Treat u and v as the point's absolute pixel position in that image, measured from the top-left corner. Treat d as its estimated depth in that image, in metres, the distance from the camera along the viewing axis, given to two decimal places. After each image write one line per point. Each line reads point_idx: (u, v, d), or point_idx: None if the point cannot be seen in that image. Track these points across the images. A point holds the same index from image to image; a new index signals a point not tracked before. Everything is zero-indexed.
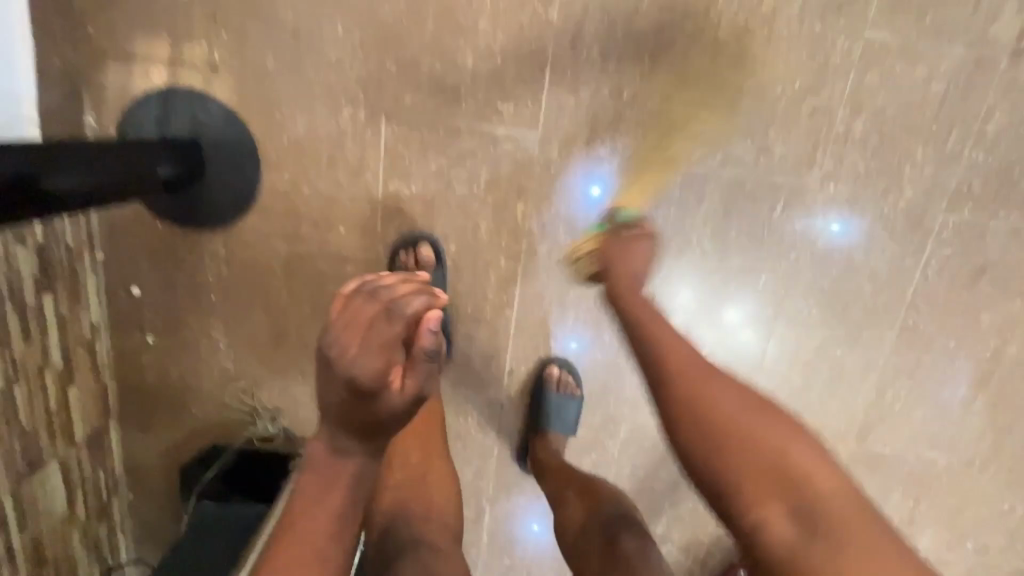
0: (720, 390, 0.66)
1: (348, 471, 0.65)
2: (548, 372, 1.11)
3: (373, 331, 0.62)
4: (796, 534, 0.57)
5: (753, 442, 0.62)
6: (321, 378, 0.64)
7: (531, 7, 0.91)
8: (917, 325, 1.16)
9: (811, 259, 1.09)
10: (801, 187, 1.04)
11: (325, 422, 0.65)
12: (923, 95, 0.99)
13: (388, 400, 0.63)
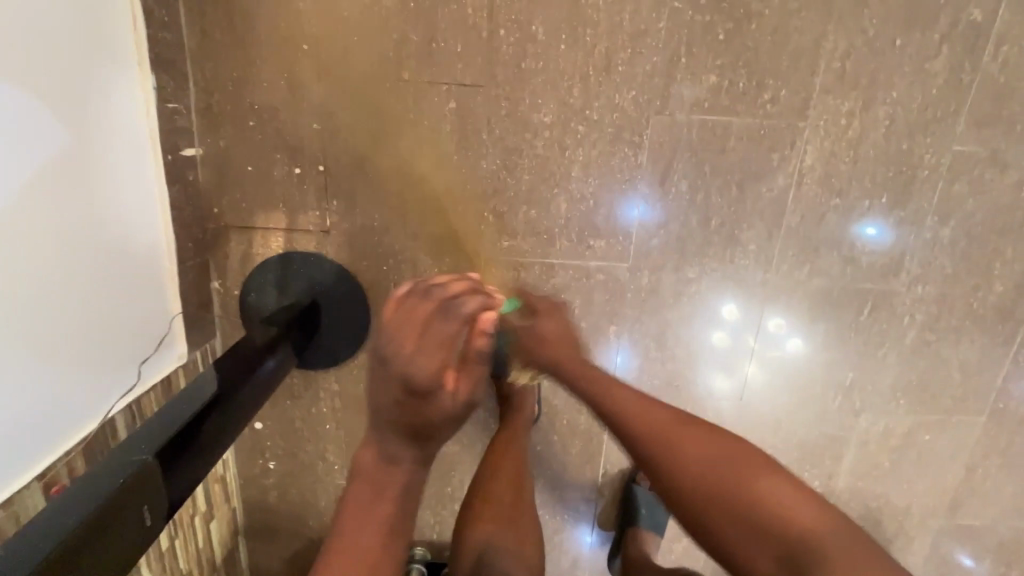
0: (689, 442, 0.71)
1: (400, 479, 0.62)
2: (639, 474, 1.17)
3: (429, 339, 0.57)
4: (787, 572, 0.60)
5: (724, 491, 0.65)
6: (371, 376, 0.60)
7: (621, 153, 0.94)
8: (1007, 407, 1.16)
9: (899, 356, 1.10)
10: (889, 291, 1.05)
11: (377, 422, 0.61)
12: (1013, 198, 1.00)
13: (440, 405, 0.59)
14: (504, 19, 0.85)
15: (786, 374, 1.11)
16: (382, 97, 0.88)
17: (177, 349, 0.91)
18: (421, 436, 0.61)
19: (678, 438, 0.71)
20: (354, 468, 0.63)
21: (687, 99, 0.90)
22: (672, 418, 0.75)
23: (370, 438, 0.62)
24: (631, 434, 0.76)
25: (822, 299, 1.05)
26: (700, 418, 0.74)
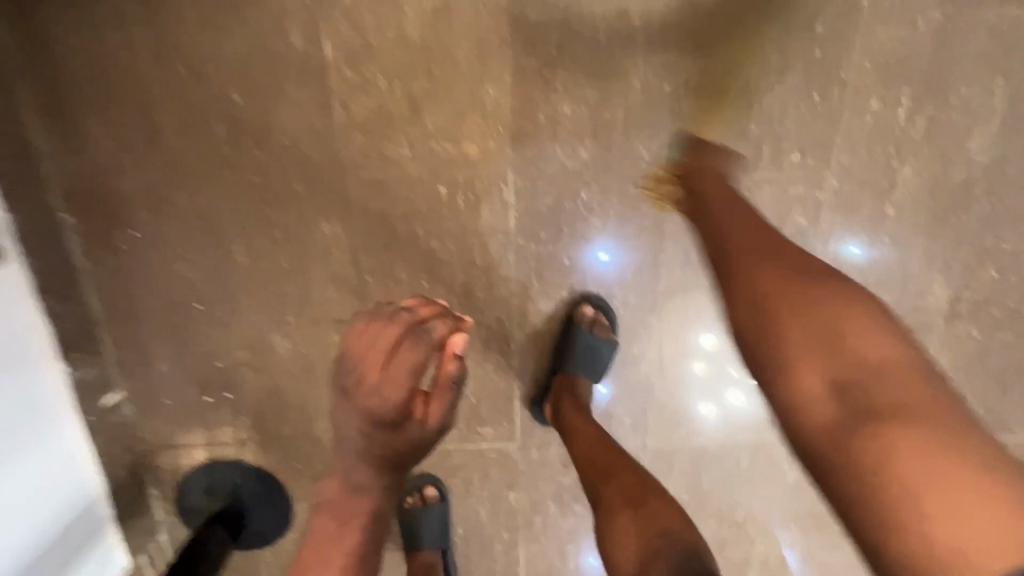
0: (761, 278, 0.64)
1: (372, 498, 0.70)
2: (580, 311, 0.99)
3: (394, 369, 0.64)
4: (847, 412, 0.53)
5: (830, 326, 0.57)
6: (338, 406, 0.66)
7: (493, 358, 1.04)
8: None
9: (783, 495, 1.18)
10: (762, 444, 1.14)
11: (346, 453, 0.68)
12: None
13: (408, 433, 0.66)
14: (369, 267, 0.96)
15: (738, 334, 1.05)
16: (273, 336, 1.00)
17: (119, 562, 1.05)
18: (391, 459, 0.67)
19: (789, 318, 0.59)
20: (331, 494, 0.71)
21: (545, 311, 1.00)
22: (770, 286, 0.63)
23: (339, 472, 0.70)
24: (719, 244, 0.71)
25: (699, 458, 1.15)
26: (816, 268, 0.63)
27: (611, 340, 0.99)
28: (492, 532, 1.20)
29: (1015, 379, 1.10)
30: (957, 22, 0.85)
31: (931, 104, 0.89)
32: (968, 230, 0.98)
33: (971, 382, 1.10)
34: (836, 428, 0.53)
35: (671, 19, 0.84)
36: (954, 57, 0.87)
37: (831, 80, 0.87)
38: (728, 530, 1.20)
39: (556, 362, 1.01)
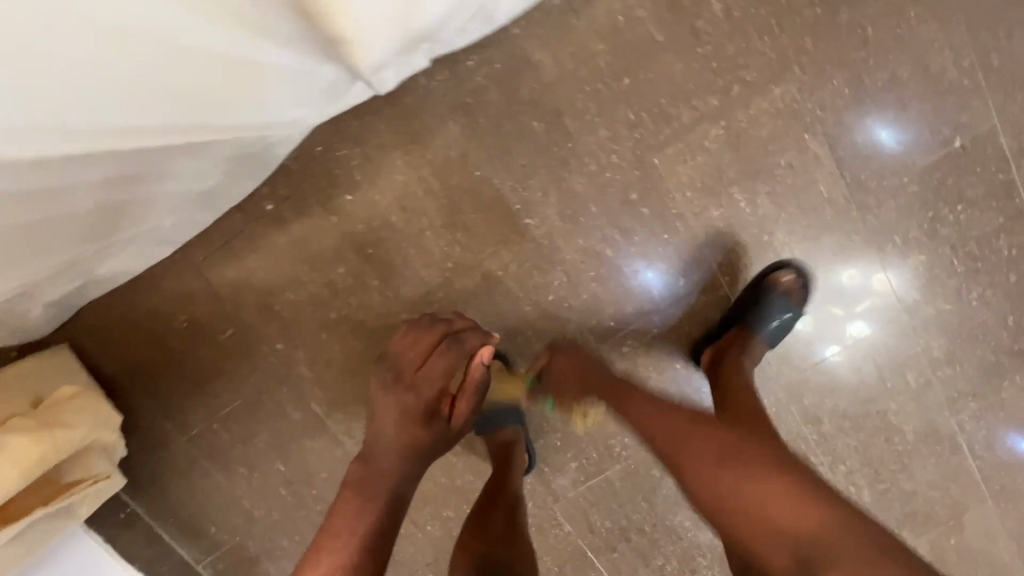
0: (723, 466, 0.75)
1: (385, 482, 0.87)
2: (778, 275, 1.02)
3: (429, 371, 0.93)
4: (738, 508, 0.73)
5: (773, 524, 0.70)
6: (381, 404, 0.93)
7: (552, 532, 1.21)
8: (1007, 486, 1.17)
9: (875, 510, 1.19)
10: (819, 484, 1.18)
11: (382, 445, 0.90)
12: (861, 377, 1.12)
13: (425, 431, 0.90)
14: (424, 518, 1.18)
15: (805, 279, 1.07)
16: None
17: None
18: (415, 444, 0.89)
19: (722, 469, 0.75)
20: (363, 480, 0.88)
21: (567, 481, 1.17)
22: (719, 438, 0.79)
23: (370, 448, 0.91)
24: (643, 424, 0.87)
25: None
26: (745, 454, 0.76)
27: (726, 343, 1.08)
28: None
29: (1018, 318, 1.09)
30: (738, 125, 0.97)
31: (760, 185, 1.00)
32: (869, 243, 1.04)
33: (976, 343, 1.10)
34: (710, 504, 0.75)
35: (524, 256, 1.03)
36: (754, 146, 0.98)
37: (668, 219, 1.01)
38: None
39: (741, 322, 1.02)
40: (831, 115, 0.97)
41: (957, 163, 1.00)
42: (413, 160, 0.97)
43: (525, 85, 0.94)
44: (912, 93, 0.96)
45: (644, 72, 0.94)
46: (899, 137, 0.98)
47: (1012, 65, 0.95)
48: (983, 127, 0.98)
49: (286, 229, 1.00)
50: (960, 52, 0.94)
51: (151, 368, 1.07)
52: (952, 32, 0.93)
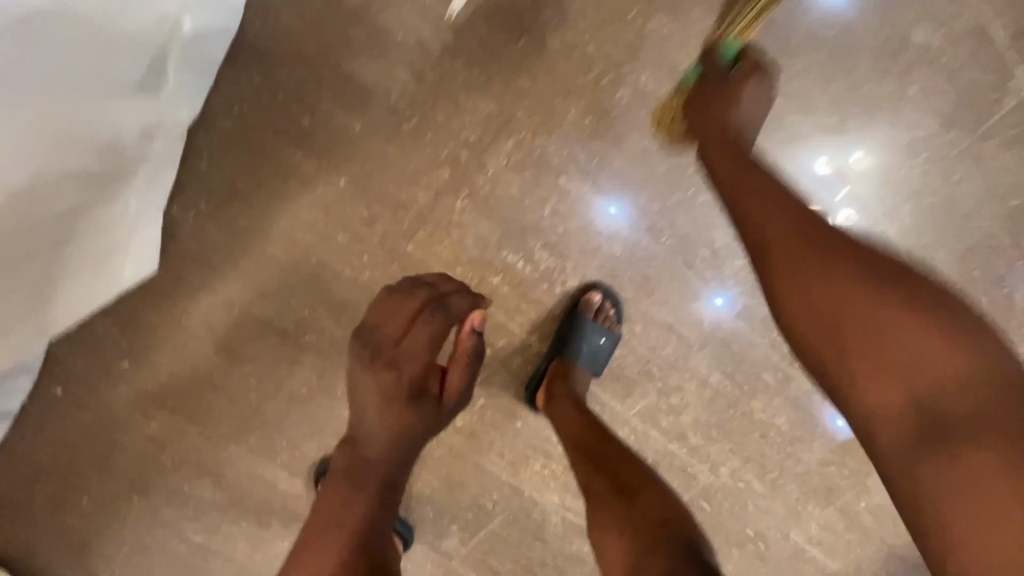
0: (895, 336, 0.52)
1: (375, 474, 0.70)
2: (588, 298, 0.92)
3: (416, 340, 0.73)
4: (990, 463, 0.46)
5: (981, 422, 0.48)
6: (360, 378, 0.72)
7: None
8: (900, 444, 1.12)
9: (766, 489, 1.19)
10: (704, 484, 1.17)
11: (366, 429, 0.72)
12: (714, 387, 1.06)
13: (424, 403, 0.73)
14: None
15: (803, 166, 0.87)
16: None
17: None
18: (403, 435, 0.72)
19: (950, 369, 0.50)
20: (353, 475, 0.70)
21: (454, 543, 1.18)
22: (887, 341, 0.52)
23: (350, 431, 0.73)
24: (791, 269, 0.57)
25: None
26: (898, 301, 0.52)
27: (615, 330, 0.93)
28: None
29: None
30: (482, 186, 0.86)
31: (535, 240, 0.90)
32: (676, 265, 0.93)
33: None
34: (947, 421, 0.49)
35: (320, 368, 0.98)
36: (509, 202, 0.87)
37: None
38: (745, 544, 1.25)
39: (559, 351, 0.94)
40: (583, 147, 0.84)
41: (770, 141, 0.85)
42: (171, 312, 0.94)
43: (243, 211, 0.86)
44: (665, 98, 0.82)
45: (357, 168, 0.84)
46: (669, 149, 0.85)
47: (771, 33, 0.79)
48: (763, 112, 0.83)
49: (86, 404, 1.00)
50: (705, 38, 0.79)
51: (16, 552, 1.08)
52: (687, 21, 0.79)
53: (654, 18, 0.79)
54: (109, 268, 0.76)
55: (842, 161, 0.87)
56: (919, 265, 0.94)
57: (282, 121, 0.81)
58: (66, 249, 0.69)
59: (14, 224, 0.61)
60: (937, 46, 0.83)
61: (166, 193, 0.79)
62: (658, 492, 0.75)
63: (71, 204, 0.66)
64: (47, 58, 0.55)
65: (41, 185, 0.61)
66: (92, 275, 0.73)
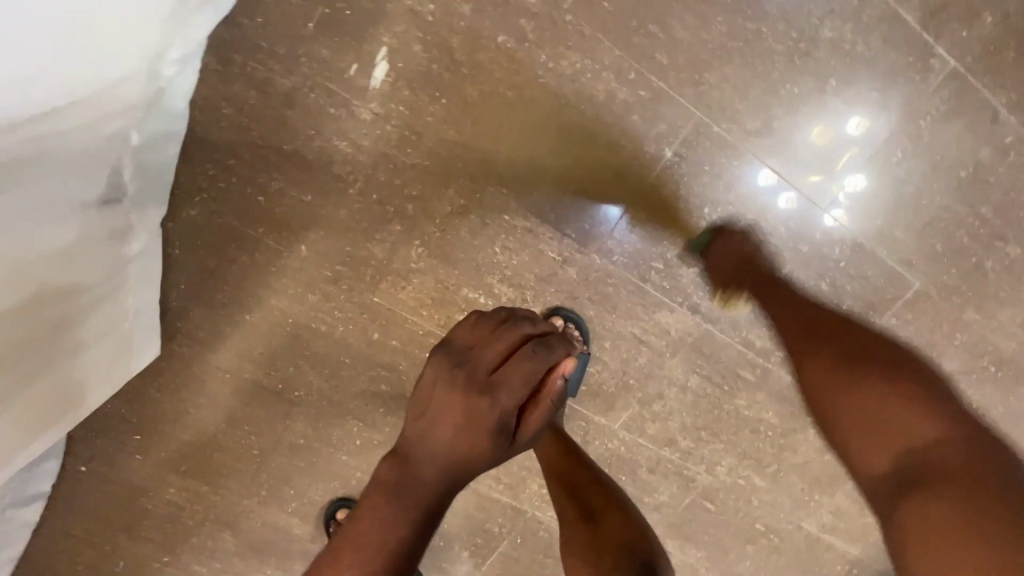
0: (849, 414, 0.63)
1: (424, 492, 0.51)
2: (550, 322, 0.95)
3: (518, 380, 0.53)
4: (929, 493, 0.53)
5: (926, 477, 0.55)
6: (442, 396, 0.52)
7: None
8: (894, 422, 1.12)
9: (769, 482, 1.19)
10: (704, 485, 1.18)
11: (430, 453, 0.52)
12: (694, 390, 1.07)
13: (496, 442, 0.52)
14: None
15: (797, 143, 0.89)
16: None
17: None
18: (469, 467, 0.52)
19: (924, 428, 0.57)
20: (459, 403, 0.52)
21: (469, 568, 1.22)
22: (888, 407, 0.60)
23: (436, 417, 0.52)
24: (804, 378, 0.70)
25: (678, 528, 1.22)
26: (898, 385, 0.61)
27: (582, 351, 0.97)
28: None
29: (832, 279, 0.96)
30: (433, 235, 0.90)
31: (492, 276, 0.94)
32: (632, 281, 0.96)
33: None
34: (904, 473, 0.56)
35: (313, 419, 1.04)
36: (461, 245, 0.91)
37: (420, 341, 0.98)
38: (758, 538, 1.24)
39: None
40: (523, 184, 0.88)
41: (694, 154, 0.88)
42: (171, 386, 1.01)
43: (221, 286, 0.93)
44: (591, 129, 0.85)
45: (316, 234, 0.90)
46: (605, 174, 0.89)
47: (683, 53, 0.82)
48: (687, 127, 0.86)
49: (105, 479, 1.07)
50: (619, 68, 0.82)
51: None
52: (601, 54, 0.81)
53: (570, 56, 0.81)
54: (120, 362, 0.85)
55: (775, 162, 0.89)
56: (871, 247, 0.95)
57: (241, 201, 0.88)
58: (67, 352, 0.75)
59: (26, 321, 0.66)
60: (852, 39, 0.84)
61: (153, 291, 0.87)
62: (620, 515, 0.79)
63: (70, 306, 0.73)
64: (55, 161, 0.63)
65: (48, 282, 0.67)
66: (111, 373, 0.84)
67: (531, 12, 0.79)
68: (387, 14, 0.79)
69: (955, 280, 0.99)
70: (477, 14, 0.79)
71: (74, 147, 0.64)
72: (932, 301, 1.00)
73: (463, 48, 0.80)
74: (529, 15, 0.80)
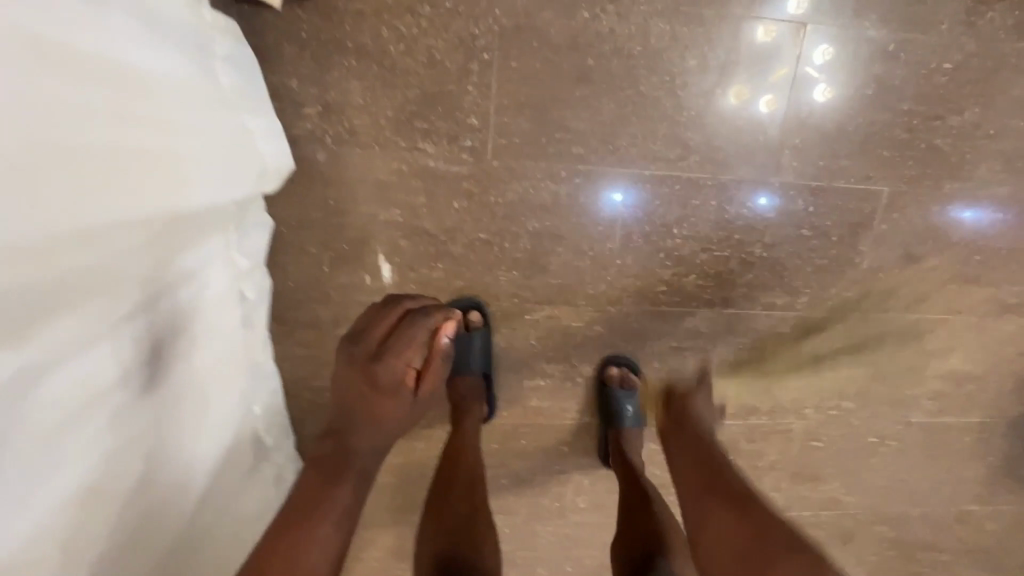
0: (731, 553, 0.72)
1: (353, 472, 0.65)
2: (609, 373, 1.13)
3: (400, 340, 0.68)
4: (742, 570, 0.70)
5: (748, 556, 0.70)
6: (343, 377, 0.68)
7: None
8: (934, 299, 1.21)
9: (860, 399, 1.28)
10: (803, 428, 1.29)
11: (352, 427, 0.66)
12: (748, 361, 1.20)
13: (400, 396, 0.68)
14: None
15: (745, 62, 1.00)
16: None
17: None
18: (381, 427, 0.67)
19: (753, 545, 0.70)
20: (351, 416, 0.67)
21: None
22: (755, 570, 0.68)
23: (345, 391, 0.67)
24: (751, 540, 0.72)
25: (802, 473, 1.34)
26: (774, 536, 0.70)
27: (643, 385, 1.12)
28: None
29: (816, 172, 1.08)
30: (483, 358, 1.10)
31: (541, 362, 1.13)
32: (649, 310, 1.12)
33: (823, 226, 1.12)
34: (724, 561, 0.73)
35: None
36: (506, 353, 1.11)
37: (513, 434, 1.18)
38: (877, 448, 1.34)
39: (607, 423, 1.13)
40: (526, 287, 1.07)
41: (636, 182, 1.03)
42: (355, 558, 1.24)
43: None
44: (555, 223, 1.04)
45: None
46: (580, 242, 1.06)
47: (592, 135, 0.99)
48: (624, 181, 1.03)
49: None
50: (551, 171, 1.00)
51: None
52: (533, 171, 1.00)
53: (512, 187, 1.00)
54: None
55: (733, 87, 1.01)
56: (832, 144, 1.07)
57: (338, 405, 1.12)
58: None
59: None
60: (711, 55, 0.99)
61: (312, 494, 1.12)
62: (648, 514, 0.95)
63: None
64: (239, 464, 0.88)
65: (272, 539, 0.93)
66: None
67: (467, 174, 0.98)
68: (368, 233, 0.99)
69: (913, 169, 1.10)
70: (430, 197, 0.99)
71: (239, 443, 0.88)
72: (903, 195, 1.12)
73: (434, 224, 1.00)
74: (467, 177, 0.98)
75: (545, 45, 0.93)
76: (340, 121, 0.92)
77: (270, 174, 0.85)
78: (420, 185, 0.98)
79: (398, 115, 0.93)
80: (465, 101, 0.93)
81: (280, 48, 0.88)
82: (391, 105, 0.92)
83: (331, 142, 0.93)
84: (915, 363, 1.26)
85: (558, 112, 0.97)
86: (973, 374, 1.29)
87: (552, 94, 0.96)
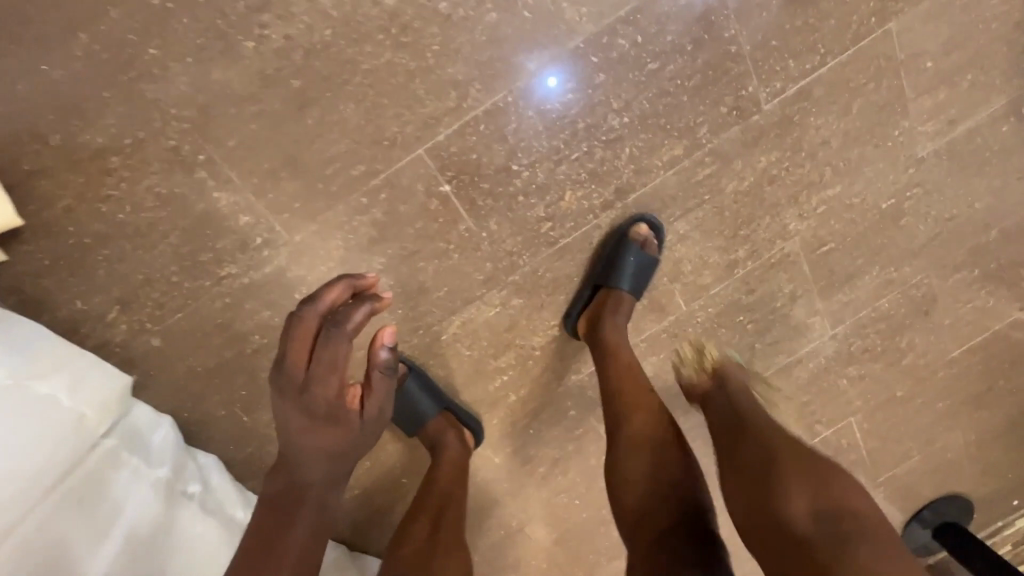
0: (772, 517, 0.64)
1: (312, 501, 0.66)
2: (637, 230, 0.98)
3: (328, 360, 0.66)
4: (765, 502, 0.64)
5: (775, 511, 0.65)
6: (284, 408, 0.67)
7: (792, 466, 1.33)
8: (852, 23, 0.95)
9: (845, 177, 1.06)
10: (801, 242, 1.10)
11: (303, 463, 0.67)
12: (691, 225, 1.04)
13: (346, 419, 0.68)
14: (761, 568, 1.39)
15: None
16: None
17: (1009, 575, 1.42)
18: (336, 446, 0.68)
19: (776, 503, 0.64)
20: (297, 447, 0.67)
21: None
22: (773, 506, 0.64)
23: (289, 421, 0.67)
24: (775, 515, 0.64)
25: (830, 281, 1.15)
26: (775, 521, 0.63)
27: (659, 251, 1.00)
28: (954, 387, 1.29)
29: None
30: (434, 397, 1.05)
31: (490, 362, 1.06)
32: (552, 253, 0.99)
33: (670, 46, 0.91)
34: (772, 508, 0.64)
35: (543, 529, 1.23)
36: (453, 375, 1.06)
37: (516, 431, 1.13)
38: (900, 206, 1.11)
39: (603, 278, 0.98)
40: (422, 313, 0.99)
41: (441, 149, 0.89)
42: None
43: None
44: (397, 244, 0.93)
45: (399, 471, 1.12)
46: (435, 242, 0.94)
47: (361, 144, 0.87)
48: (428, 159, 0.89)
49: None
50: (353, 204, 0.89)
51: None
52: (336, 216, 0.90)
53: (331, 245, 0.91)
54: None
55: None
56: None
57: (353, 506, 1.12)
58: None
59: None
60: None
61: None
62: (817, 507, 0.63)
63: None
64: None
65: None
66: None
67: (283, 265, 0.91)
68: (249, 372, 0.96)
69: None
70: (270, 305, 0.93)
71: None
72: None
73: None
74: (284, 266, 0.91)
75: (245, 103, 0.82)
76: (143, 304, 0.89)
77: (95, 416, 0.82)
78: (253, 303, 0.92)
79: (182, 262, 0.88)
80: (223, 207, 0.86)
81: (46, 285, 0.86)
82: (169, 259, 0.87)
83: (153, 325, 0.90)
84: (881, 98, 1.01)
85: (311, 150, 0.86)
86: (960, 63, 1.01)
87: (291, 140, 0.85)
